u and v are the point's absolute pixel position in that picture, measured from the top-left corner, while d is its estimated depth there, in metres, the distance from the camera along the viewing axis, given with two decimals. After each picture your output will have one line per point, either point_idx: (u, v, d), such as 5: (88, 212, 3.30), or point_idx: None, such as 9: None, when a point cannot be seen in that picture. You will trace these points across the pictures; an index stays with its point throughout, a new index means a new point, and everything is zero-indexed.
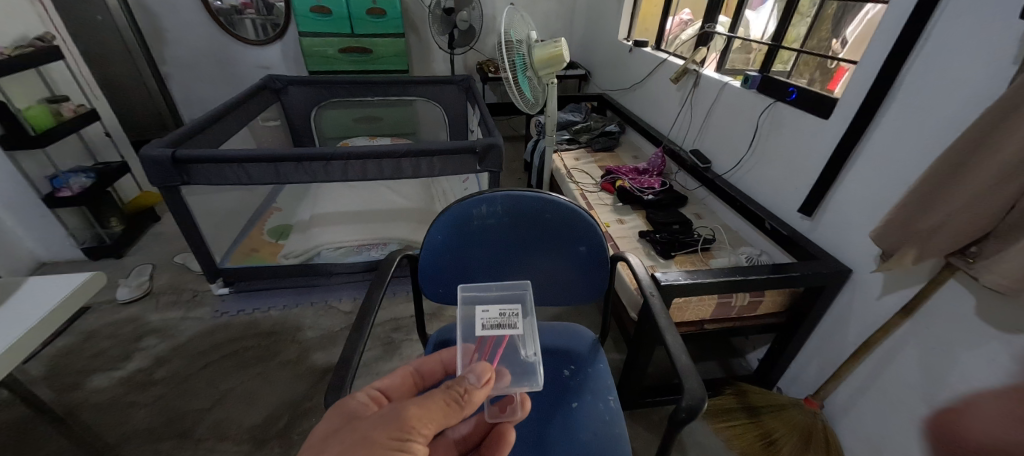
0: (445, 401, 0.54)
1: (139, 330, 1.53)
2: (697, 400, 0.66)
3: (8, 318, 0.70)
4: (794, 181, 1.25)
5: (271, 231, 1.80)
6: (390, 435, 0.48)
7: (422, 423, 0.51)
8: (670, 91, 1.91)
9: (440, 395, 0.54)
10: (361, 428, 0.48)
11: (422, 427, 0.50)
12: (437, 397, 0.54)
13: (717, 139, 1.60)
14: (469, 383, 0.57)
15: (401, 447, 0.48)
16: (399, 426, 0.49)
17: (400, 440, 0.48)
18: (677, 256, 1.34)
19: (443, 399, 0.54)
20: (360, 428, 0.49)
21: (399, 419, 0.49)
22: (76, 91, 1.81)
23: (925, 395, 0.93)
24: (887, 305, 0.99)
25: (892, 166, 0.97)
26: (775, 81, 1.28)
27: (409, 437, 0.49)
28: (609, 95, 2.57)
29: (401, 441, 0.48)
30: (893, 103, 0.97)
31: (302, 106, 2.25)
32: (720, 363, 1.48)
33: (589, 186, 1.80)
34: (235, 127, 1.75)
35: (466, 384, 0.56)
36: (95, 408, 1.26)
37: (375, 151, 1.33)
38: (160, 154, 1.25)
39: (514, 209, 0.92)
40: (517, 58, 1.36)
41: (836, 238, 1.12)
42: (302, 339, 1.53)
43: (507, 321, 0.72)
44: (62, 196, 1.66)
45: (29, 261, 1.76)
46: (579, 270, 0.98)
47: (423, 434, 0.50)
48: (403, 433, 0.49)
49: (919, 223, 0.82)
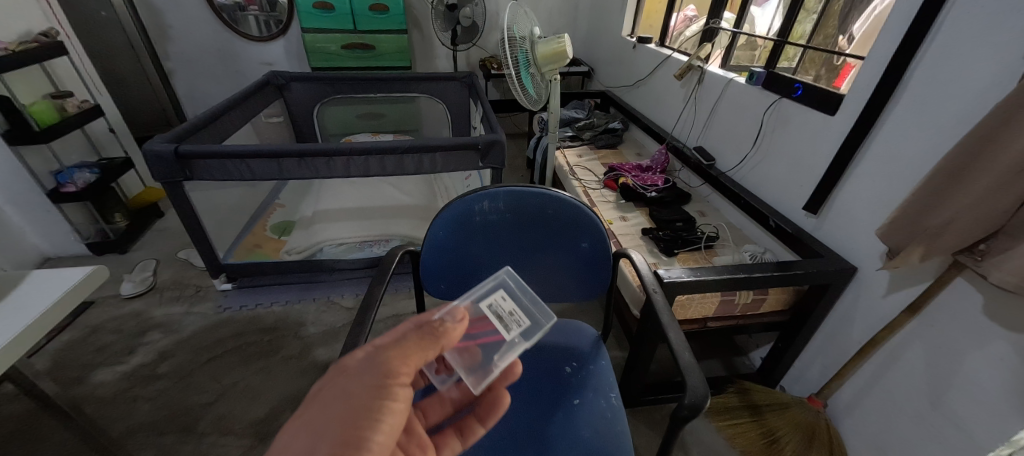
0: (421, 341, 0.50)
1: (142, 325, 1.54)
2: (700, 397, 0.65)
3: (10, 312, 0.70)
4: (799, 178, 1.24)
5: (274, 227, 1.80)
6: (372, 386, 0.46)
7: (401, 365, 0.48)
8: (674, 88, 1.89)
9: (414, 334, 0.51)
10: (340, 383, 0.46)
11: (402, 369, 0.48)
12: (411, 338, 0.50)
13: (721, 136, 1.59)
14: (443, 320, 0.53)
15: (384, 391, 0.46)
16: (379, 375, 0.47)
17: (381, 384, 0.46)
18: (680, 253, 1.33)
19: (417, 339, 0.50)
20: (338, 384, 0.46)
21: (378, 367, 0.47)
22: (80, 86, 1.82)
23: (931, 394, 0.92)
24: (892, 303, 0.98)
25: (899, 164, 0.96)
26: (781, 77, 1.27)
27: (389, 380, 0.47)
28: (612, 92, 2.56)
29: (381, 385, 0.46)
30: (900, 99, 0.96)
31: (305, 102, 2.25)
32: (723, 362, 1.47)
33: (592, 183, 1.79)
34: (238, 122, 1.75)
35: (439, 322, 0.53)
36: (99, 402, 1.27)
37: (378, 147, 1.33)
38: (164, 148, 1.25)
39: (516, 205, 0.92)
40: (520, 54, 1.34)
41: (841, 236, 1.11)
42: (305, 335, 1.54)
43: (512, 319, 0.68)
44: (67, 191, 1.67)
45: (34, 256, 1.77)
46: (582, 267, 0.97)
47: (404, 374, 0.48)
48: (382, 377, 0.47)
49: (926, 221, 0.81)
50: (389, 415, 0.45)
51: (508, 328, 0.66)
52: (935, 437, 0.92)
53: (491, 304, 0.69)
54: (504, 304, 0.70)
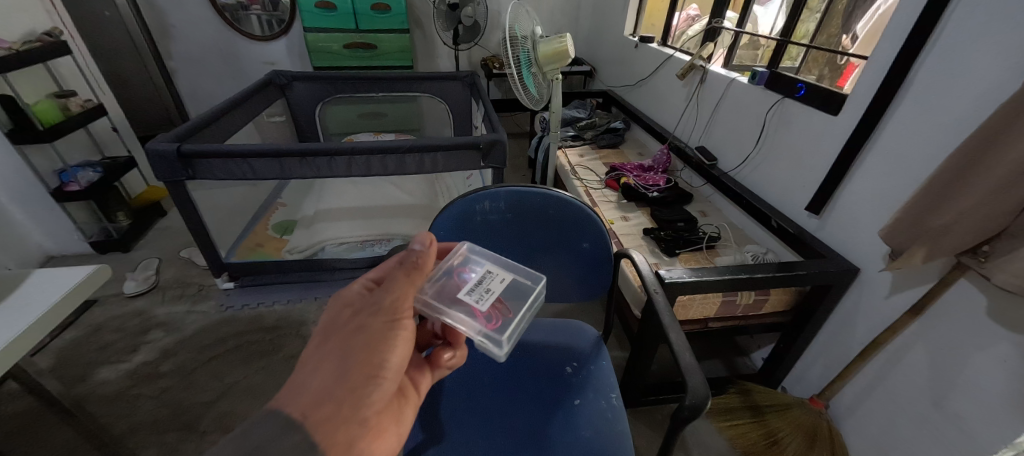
0: (408, 274, 0.57)
1: (145, 323, 1.55)
2: (701, 398, 0.65)
3: (14, 310, 0.70)
4: (802, 178, 1.24)
5: (276, 226, 1.81)
6: (383, 321, 0.52)
7: (401, 300, 0.54)
8: (676, 87, 1.89)
9: (399, 271, 0.56)
10: (352, 322, 0.51)
11: (403, 305, 0.54)
12: (400, 274, 0.56)
13: (723, 136, 1.59)
14: (418, 250, 0.59)
15: (393, 326, 0.53)
16: (386, 312, 0.53)
17: (389, 321, 0.52)
18: (681, 254, 1.33)
19: (405, 274, 0.56)
20: (351, 324, 0.51)
21: (383, 305, 0.53)
22: (83, 85, 1.82)
23: (933, 395, 0.92)
24: (895, 305, 0.98)
25: (902, 164, 0.95)
26: (783, 77, 1.27)
27: (395, 317, 0.53)
28: (614, 91, 2.55)
29: (390, 323, 0.52)
30: (904, 98, 0.95)
31: (307, 102, 2.26)
32: (724, 362, 1.47)
33: (593, 183, 1.78)
34: (240, 122, 1.76)
35: (415, 253, 0.58)
36: (102, 400, 1.28)
37: (379, 146, 1.33)
38: (166, 148, 1.26)
39: (518, 205, 0.92)
40: (522, 54, 1.34)
41: (843, 237, 1.11)
42: (306, 334, 1.54)
43: (475, 296, 0.66)
44: (70, 190, 1.67)
45: (38, 255, 1.78)
46: (583, 267, 0.97)
47: (406, 310, 0.55)
48: (389, 315, 0.53)
49: (929, 222, 0.81)
50: (401, 345, 0.52)
51: (469, 295, 0.67)
52: (936, 438, 0.92)
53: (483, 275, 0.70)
54: (489, 285, 0.69)
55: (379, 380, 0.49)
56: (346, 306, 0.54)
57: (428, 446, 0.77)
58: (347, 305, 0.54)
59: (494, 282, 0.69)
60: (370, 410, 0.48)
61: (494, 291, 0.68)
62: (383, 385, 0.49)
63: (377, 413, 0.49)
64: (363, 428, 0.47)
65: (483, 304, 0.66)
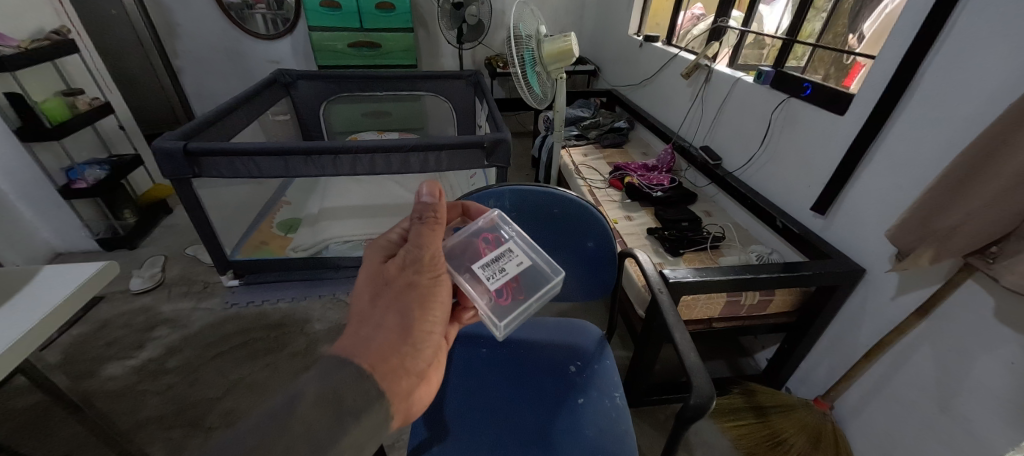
0: (434, 229, 0.63)
1: (151, 320, 1.56)
2: (705, 397, 0.65)
3: (24, 305, 0.71)
4: (807, 178, 1.23)
5: (281, 225, 1.82)
6: (428, 280, 0.59)
7: (436, 256, 0.61)
8: (680, 87, 1.88)
9: (423, 226, 0.62)
10: (400, 281, 0.58)
11: (439, 260, 0.62)
12: (427, 229, 0.62)
13: (728, 136, 1.58)
14: (433, 203, 0.63)
15: (436, 281, 0.60)
16: (427, 270, 0.60)
17: (433, 278, 0.60)
18: (685, 253, 1.33)
19: (431, 228, 0.62)
20: (399, 283, 0.58)
21: (423, 261, 0.60)
22: (90, 84, 1.83)
23: (940, 397, 0.91)
24: (901, 306, 0.97)
25: (909, 164, 0.95)
26: (789, 76, 1.26)
27: (436, 273, 0.61)
28: (618, 90, 2.55)
29: (434, 279, 0.60)
30: (912, 98, 0.94)
31: (312, 101, 2.27)
32: (728, 363, 1.47)
33: (597, 182, 1.78)
34: (245, 120, 1.77)
35: (429, 206, 0.63)
36: (109, 395, 1.29)
37: (384, 145, 1.33)
38: (173, 146, 1.27)
39: (523, 204, 0.92)
40: (526, 52, 1.34)
41: (849, 237, 1.10)
42: (311, 331, 1.55)
43: (488, 273, 0.68)
44: (77, 188, 1.69)
45: (45, 252, 1.80)
46: (587, 267, 0.97)
47: (442, 265, 0.62)
48: (433, 273, 0.60)
49: (937, 222, 0.80)
50: (443, 301, 0.60)
51: (483, 268, 0.68)
52: (942, 440, 0.91)
53: (503, 251, 0.71)
54: (506, 265, 0.69)
55: (430, 333, 0.58)
56: (388, 264, 0.59)
57: (432, 444, 0.77)
58: (388, 264, 0.59)
59: (511, 264, 0.69)
60: (424, 360, 0.56)
61: (508, 272, 0.69)
62: (432, 337, 0.58)
63: (429, 362, 0.57)
64: (421, 376, 0.55)
65: (492, 282, 0.67)
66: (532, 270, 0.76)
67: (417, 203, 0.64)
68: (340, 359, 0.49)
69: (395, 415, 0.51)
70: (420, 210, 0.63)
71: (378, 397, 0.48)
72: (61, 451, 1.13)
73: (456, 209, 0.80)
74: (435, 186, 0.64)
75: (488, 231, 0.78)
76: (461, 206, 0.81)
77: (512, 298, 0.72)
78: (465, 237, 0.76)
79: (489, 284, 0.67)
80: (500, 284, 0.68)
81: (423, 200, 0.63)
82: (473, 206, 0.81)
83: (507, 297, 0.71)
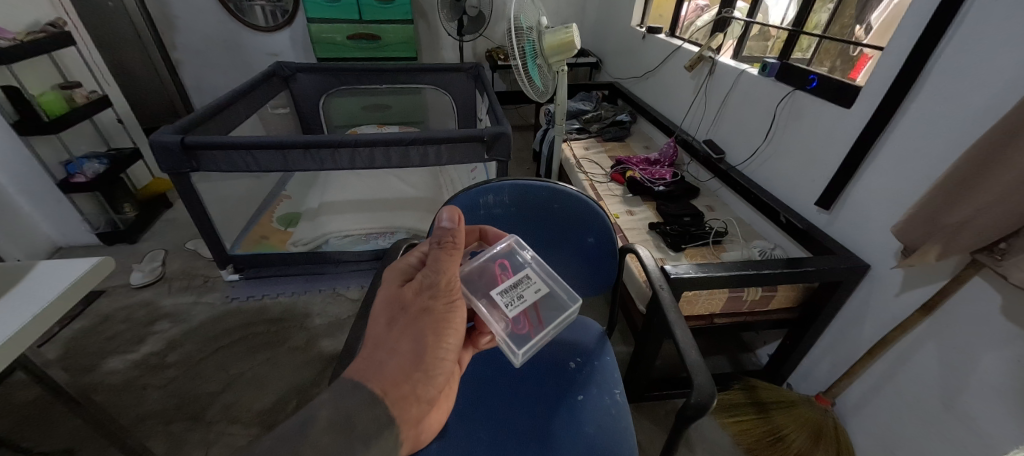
0: (452, 254, 0.63)
1: (152, 314, 1.56)
2: (706, 395, 0.64)
3: (17, 301, 0.70)
4: (812, 172, 1.21)
5: (281, 219, 1.81)
6: (444, 307, 0.60)
7: (453, 281, 0.62)
8: (684, 79, 1.85)
9: (442, 251, 0.63)
10: (416, 306, 0.59)
11: (455, 286, 0.63)
12: (446, 254, 0.63)
13: (732, 129, 1.56)
14: (452, 228, 0.65)
15: (451, 308, 0.61)
16: (442, 296, 0.60)
17: (448, 304, 0.61)
18: (688, 249, 1.31)
19: (448, 254, 0.63)
20: (414, 308, 0.59)
21: (440, 286, 0.60)
22: (88, 77, 1.82)
23: (944, 394, 0.90)
24: (905, 302, 0.96)
25: (916, 159, 0.93)
26: (795, 69, 1.24)
27: (451, 299, 0.62)
28: (620, 83, 2.52)
29: (449, 305, 0.61)
30: (922, 91, 0.92)
31: (311, 94, 2.25)
32: (729, 358, 1.46)
33: (599, 177, 1.76)
34: (244, 114, 1.75)
35: (449, 231, 0.65)
36: (110, 389, 1.29)
37: (383, 139, 1.32)
38: (170, 140, 1.26)
39: (521, 199, 0.91)
40: (526, 44, 1.32)
41: (854, 233, 1.09)
42: (310, 326, 1.55)
43: (506, 300, 0.70)
44: (76, 182, 1.68)
45: (45, 245, 1.80)
46: (587, 263, 0.96)
47: (457, 291, 0.63)
48: (449, 299, 0.61)
49: (945, 218, 0.78)
50: (458, 326, 0.61)
51: (502, 295, 0.70)
52: (945, 438, 0.90)
53: (521, 278, 0.73)
54: (524, 292, 0.72)
55: (443, 360, 0.59)
56: (405, 288, 0.60)
57: (431, 441, 0.77)
58: (405, 288, 0.60)
59: (529, 291, 0.72)
60: (435, 386, 0.57)
61: (526, 299, 0.71)
62: (445, 364, 0.59)
63: (440, 388, 0.58)
64: (431, 402, 0.56)
65: (511, 309, 0.70)
66: (548, 296, 0.78)
67: (436, 228, 0.66)
68: (354, 384, 0.51)
69: (405, 441, 0.52)
70: (439, 236, 0.65)
71: (388, 424, 0.49)
72: (63, 445, 1.13)
73: (473, 233, 0.81)
74: (456, 211, 0.67)
75: (505, 256, 0.80)
76: (479, 230, 0.82)
77: (529, 326, 0.74)
78: (482, 263, 0.78)
79: (509, 311, 0.69)
80: (517, 311, 0.70)
81: (443, 225, 0.65)
82: (491, 231, 0.81)
83: (524, 326, 0.73)
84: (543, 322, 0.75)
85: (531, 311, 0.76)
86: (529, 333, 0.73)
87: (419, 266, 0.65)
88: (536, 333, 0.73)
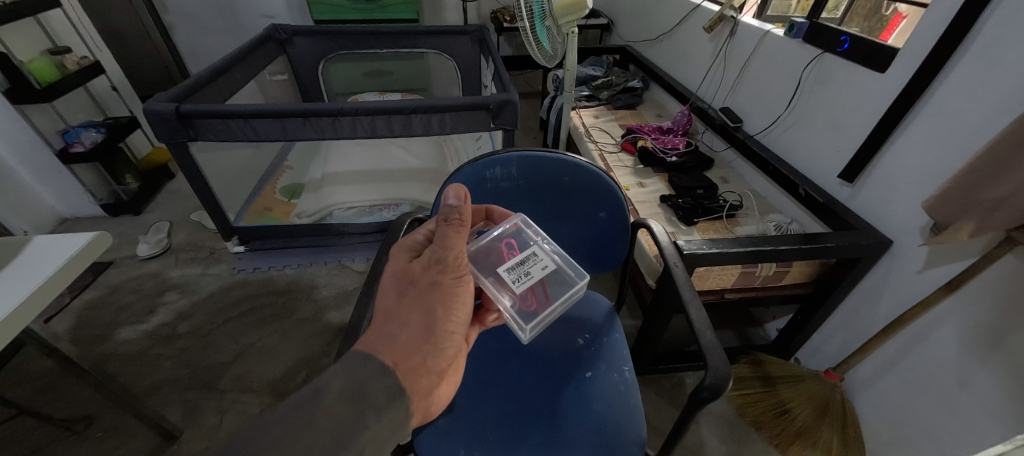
0: (459, 231, 0.61)
1: (161, 285, 1.57)
2: (721, 378, 0.60)
3: (14, 277, 0.69)
4: (837, 143, 1.15)
5: (284, 190, 1.78)
6: (452, 282, 0.58)
7: (461, 256, 0.60)
8: (702, 42, 1.75)
9: (447, 228, 0.60)
10: (423, 281, 0.56)
11: (463, 263, 0.60)
12: (453, 231, 0.60)
13: (752, 96, 1.48)
14: (458, 206, 0.62)
15: (458, 283, 0.58)
16: (451, 272, 0.58)
17: (455, 279, 0.58)
18: (700, 223, 1.27)
19: (456, 230, 0.60)
20: (423, 283, 0.56)
21: (448, 262, 0.58)
22: (78, 42, 1.75)
23: (962, 373, 0.89)
24: (929, 280, 0.92)
25: (955, 129, 0.86)
26: (826, 29, 1.15)
27: (459, 274, 0.59)
28: (633, 46, 2.40)
29: (456, 280, 0.58)
30: (969, 52, 0.84)
31: (310, 59, 2.16)
32: (737, 332, 1.45)
33: (609, 146, 1.70)
34: (241, 80, 1.69)
35: (455, 209, 0.62)
36: (124, 359, 1.31)
37: (384, 107, 1.26)
38: (164, 108, 1.21)
39: (530, 172, 0.87)
40: (534, 4, 1.23)
41: (878, 207, 1.04)
42: (317, 298, 1.55)
43: (513, 276, 0.67)
44: (75, 152, 1.65)
45: (52, 217, 1.79)
46: (598, 238, 0.92)
47: (465, 268, 0.60)
48: (455, 274, 0.58)
49: (984, 193, 0.73)
50: (466, 301, 0.59)
51: (511, 272, 0.67)
52: (958, 414, 0.90)
53: (528, 255, 0.70)
54: (531, 269, 0.68)
55: (452, 333, 0.56)
56: (413, 263, 0.58)
57: (438, 416, 0.76)
58: (413, 263, 0.58)
59: (536, 268, 0.68)
60: (445, 359, 0.55)
61: (533, 276, 0.68)
62: (454, 338, 0.56)
63: (449, 361, 0.56)
64: (440, 375, 0.54)
65: (517, 287, 0.66)
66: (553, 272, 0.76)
67: (443, 207, 0.64)
68: (364, 356, 0.49)
69: (415, 412, 0.50)
70: (445, 214, 0.62)
71: (395, 398, 0.47)
72: (82, 412, 1.17)
73: (479, 212, 0.79)
74: (461, 189, 0.65)
75: (511, 236, 0.78)
76: (484, 209, 0.80)
77: (536, 303, 0.73)
78: (488, 242, 0.76)
79: (519, 286, 0.66)
80: (524, 288, 0.67)
81: (449, 202, 0.63)
82: (497, 210, 0.79)
83: (530, 302, 0.72)
84: (550, 297, 0.74)
85: (537, 286, 0.74)
86: (536, 310, 0.72)
87: (426, 243, 0.63)
88: (543, 309, 0.72)
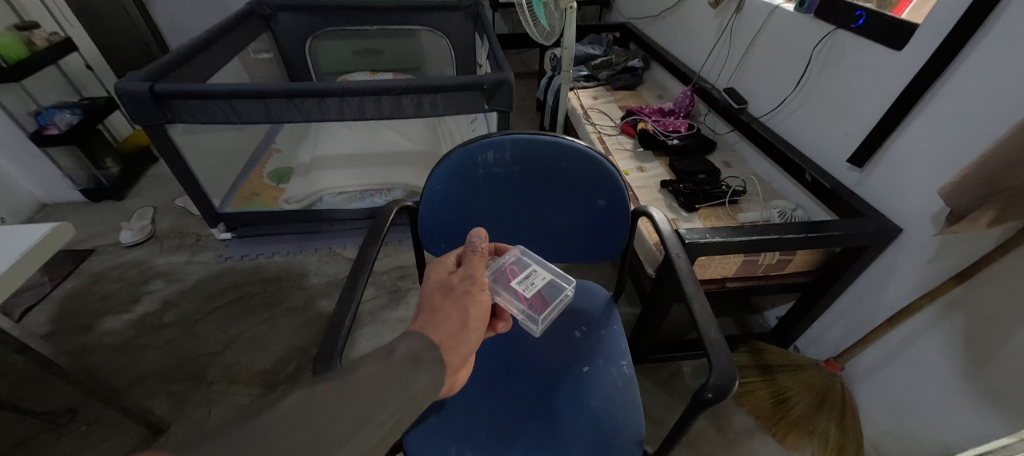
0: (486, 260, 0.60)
1: (145, 273, 1.52)
2: (726, 378, 0.57)
3: None
4: (847, 126, 1.10)
5: (272, 175, 1.69)
6: (484, 296, 0.57)
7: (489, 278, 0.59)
8: (706, 18, 1.67)
9: (476, 255, 0.60)
10: (460, 288, 0.55)
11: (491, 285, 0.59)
12: (481, 258, 0.60)
13: (758, 76, 1.42)
14: (481, 243, 0.63)
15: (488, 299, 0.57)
16: (484, 289, 0.57)
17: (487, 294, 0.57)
18: (701, 209, 1.23)
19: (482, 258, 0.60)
20: (460, 289, 0.55)
21: (479, 278, 0.57)
22: (47, 17, 1.66)
23: (969, 364, 0.86)
24: (938, 269, 0.89)
25: (975, 111, 0.81)
26: (840, 2, 1.08)
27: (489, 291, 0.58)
28: (633, 24, 2.31)
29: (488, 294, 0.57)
30: (994, 28, 0.78)
31: (296, 36, 2.06)
32: (736, 320, 1.43)
33: (607, 129, 1.64)
34: (222, 59, 1.60)
35: (479, 244, 0.63)
36: (107, 349, 1.28)
37: (372, 86, 1.19)
38: (137, 88, 1.14)
39: (525, 157, 0.81)
40: None
41: (888, 194, 1.00)
42: (307, 286, 1.51)
43: (523, 285, 0.70)
44: (49, 134, 1.57)
45: (30, 203, 1.73)
46: (597, 226, 0.88)
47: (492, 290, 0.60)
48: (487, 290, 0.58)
49: (1007, 180, 0.69)
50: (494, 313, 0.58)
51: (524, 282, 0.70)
52: (963, 405, 0.88)
53: (530, 269, 0.74)
54: (535, 279, 0.72)
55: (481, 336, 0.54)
56: (452, 274, 0.57)
57: (430, 414, 0.73)
58: (452, 274, 0.57)
59: (539, 278, 0.73)
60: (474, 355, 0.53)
61: (538, 285, 0.72)
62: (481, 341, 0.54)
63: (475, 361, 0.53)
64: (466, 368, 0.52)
65: (527, 296, 0.69)
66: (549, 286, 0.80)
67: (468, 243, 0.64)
68: (412, 335, 0.49)
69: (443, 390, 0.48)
70: (472, 246, 0.62)
71: None
72: (65, 404, 1.14)
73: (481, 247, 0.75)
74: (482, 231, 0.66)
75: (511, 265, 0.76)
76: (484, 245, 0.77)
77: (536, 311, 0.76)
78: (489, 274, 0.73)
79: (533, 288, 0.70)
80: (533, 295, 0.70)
81: (473, 240, 0.63)
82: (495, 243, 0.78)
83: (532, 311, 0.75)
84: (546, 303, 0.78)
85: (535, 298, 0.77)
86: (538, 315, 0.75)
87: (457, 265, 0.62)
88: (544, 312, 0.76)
